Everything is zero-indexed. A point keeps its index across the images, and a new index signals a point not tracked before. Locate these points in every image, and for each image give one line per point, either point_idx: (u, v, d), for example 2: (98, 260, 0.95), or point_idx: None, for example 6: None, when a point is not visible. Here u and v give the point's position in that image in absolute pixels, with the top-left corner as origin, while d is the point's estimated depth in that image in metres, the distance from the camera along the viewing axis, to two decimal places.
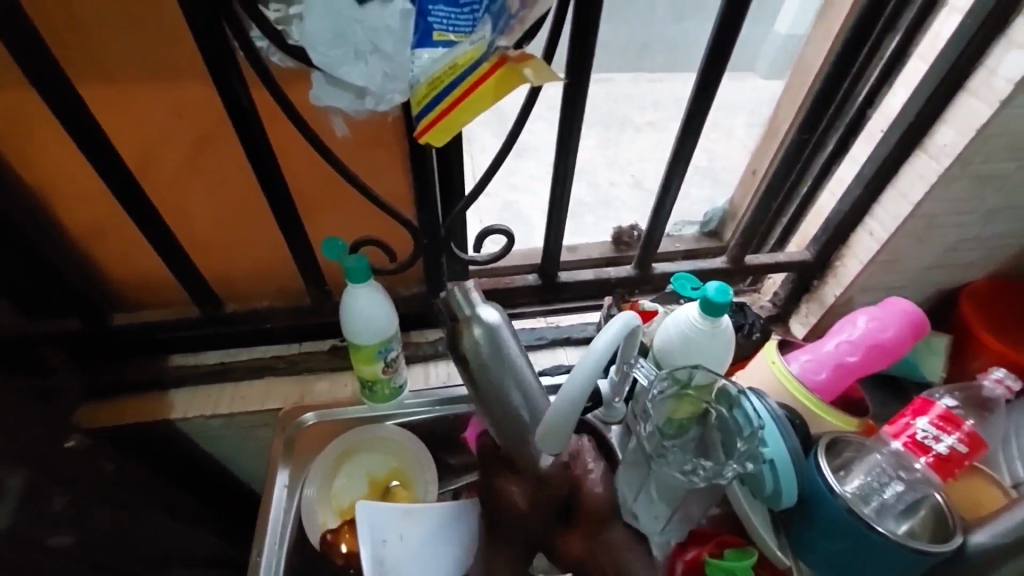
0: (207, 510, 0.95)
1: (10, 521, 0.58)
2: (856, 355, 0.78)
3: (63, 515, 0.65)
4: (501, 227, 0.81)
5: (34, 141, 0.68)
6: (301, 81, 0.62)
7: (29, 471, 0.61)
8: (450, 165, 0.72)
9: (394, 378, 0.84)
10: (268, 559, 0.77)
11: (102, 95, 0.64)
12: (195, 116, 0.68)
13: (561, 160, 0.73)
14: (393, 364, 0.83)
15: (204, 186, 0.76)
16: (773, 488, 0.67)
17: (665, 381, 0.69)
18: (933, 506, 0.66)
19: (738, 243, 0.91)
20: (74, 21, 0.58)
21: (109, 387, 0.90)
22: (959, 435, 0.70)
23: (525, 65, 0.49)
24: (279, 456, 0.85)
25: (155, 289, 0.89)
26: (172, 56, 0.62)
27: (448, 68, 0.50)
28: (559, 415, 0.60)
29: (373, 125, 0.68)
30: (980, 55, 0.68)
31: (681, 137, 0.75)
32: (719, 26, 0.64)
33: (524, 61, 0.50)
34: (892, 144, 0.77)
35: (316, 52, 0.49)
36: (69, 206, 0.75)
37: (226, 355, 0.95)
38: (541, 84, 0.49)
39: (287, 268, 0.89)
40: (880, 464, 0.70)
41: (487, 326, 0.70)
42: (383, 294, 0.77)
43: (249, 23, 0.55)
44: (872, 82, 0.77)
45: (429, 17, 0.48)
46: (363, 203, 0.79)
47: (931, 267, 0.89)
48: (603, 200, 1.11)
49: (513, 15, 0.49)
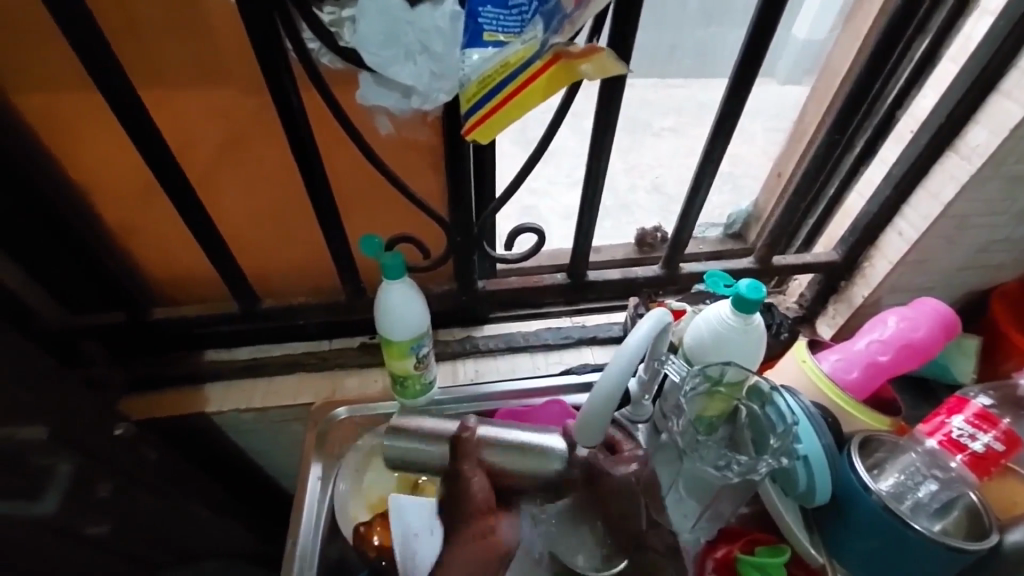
0: (238, 503, 0.98)
1: (63, 505, 0.60)
2: (887, 354, 0.77)
3: (108, 502, 0.67)
4: (532, 226, 0.83)
5: (93, 141, 0.71)
6: (347, 83, 0.65)
7: (77, 459, 0.63)
8: (484, 164, 0.74)
9: (426, 373, 0.86)
10: (303, 550, 0.79)
11: (161, 101, 0.68)
12: (246, 119, 0.71)
13: (592, 161, 0.75)
14: (426, 360, 0.85)
15: (247, 185, 0.79)
16: (807, 486, 0.67)
17: (697, 378, 0.70)
18: (969, 505, 0.66)
19: (765, 243, 0.92)
20: (140, 31, 0.61)
21: (147, 380, 0.92)
22: (996, 433, 0.66)
23: (587, 60, 0.50)
24: (311, 448, 0.88)
25: (195, 285, 0.91)
26: (227, 60, 0.65)
27: (500, 66, 0.51)
28: (594, 411, 0.62)
29: (412, 126, 0.70)
30: (1014, 55, 0.68)
31: (712, 139, 0.76)
32: (753, 29, 0.65)
33: (584, 56, 0.50)
34: (922, 144, 0.77)
35: (368, 53, 0.52)
36: (120, 204, 0.78)
37: (259, 350, 0.97)
38: (599, 79, 0.51)
39: (322, 265, 0.91)
40: (914, 463, 0.69)
41: (615, 354, 0.61)
42: (417, 293, 0.79)
43: (301, 25, 0.57)
44: (903, 82, 0.78)
45: (480, 18, 0.49)
46: (398, 200, 0.81)
47: (961, 268, 0.88)
48: (627, 203, 1.13)
49: (567, 15, 0.49)
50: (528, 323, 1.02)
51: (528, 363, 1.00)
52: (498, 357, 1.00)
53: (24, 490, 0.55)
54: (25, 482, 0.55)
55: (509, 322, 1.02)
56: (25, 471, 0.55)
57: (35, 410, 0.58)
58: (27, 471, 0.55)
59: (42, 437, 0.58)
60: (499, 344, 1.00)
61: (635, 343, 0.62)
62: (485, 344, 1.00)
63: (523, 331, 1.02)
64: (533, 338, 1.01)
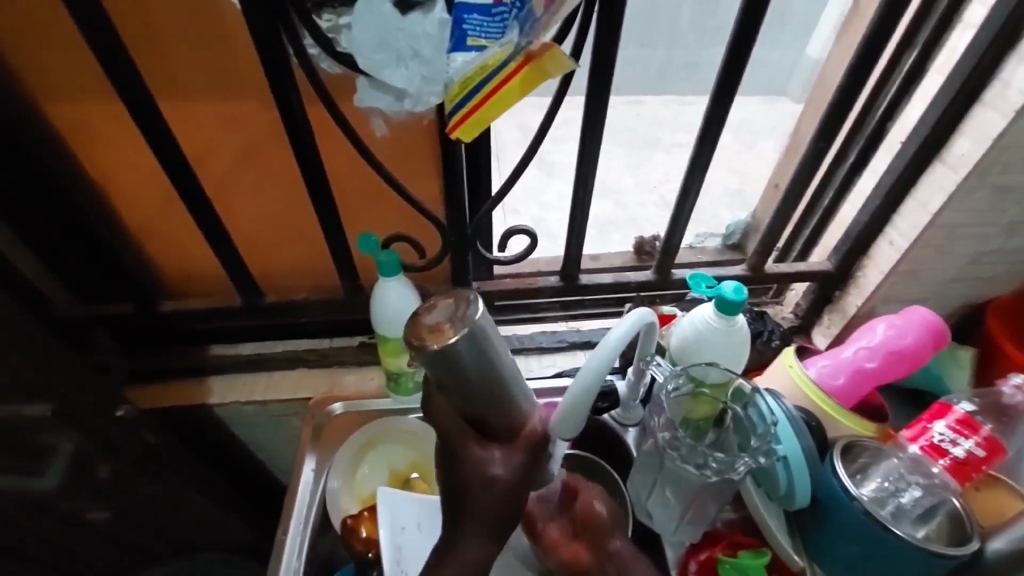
0: (236, 495, 1.00)
1: (65, 481, 0.64)
2: (874, 361, 0.78)
3: (107, 484, 0.71)
4: (524, 228, 0.84)
5: (106, 136, 0.75)
6: (345, 87, 0.68)
7: (80, 438, 0.67)
8: (476, 166, 0.78)
9: (420, 339, 0.44)
10: (293, 538, 0.80)
11: (175, 101, 0.72)
12: (251, 123, 0.75)
13: (581, 165, 0.77)
14: (444, 318, 0.44)
15: (253, 188, 0.83)
16: (786, 488, 0.68)
17: (680, 378, 0.71)
18: (951, 511, 0.67)
19: (757, 250, 0.92)
20: (158, 37, 0.66)
21: (155, 370, 0.96)
22: (977, 439, 0.70)
23: (548, 58, 0.54)
24: (307, 442, 0.90)
25: (203, 280, 0.95)
26: (235, 66, 0.69)
27: (478, 69, 0.56)
28: (576, 399, 0.62)
29: (407, 128, 0.74)
30: (995, 68, 0.69)
31: (699, 146, 0.78)
32: (733, 42, 0.68)
33: (545, 53, 0.54)
34: (909, 154, 0.78)
35: (362, 57, 0.56)
36: (133, 203, 0.83)
37: (262, 347, 1.01)
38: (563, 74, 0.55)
39: (325, 264, 0.94)
40: (898, 469, 0.72)
41: (603, 344, 0.62)
42: (412, 289, 0.81)
43: (303, 32, 0.61)
44: (891, 95, 0.79)
45: (464, 25, 0.53)
46: (395, 200, 0.84)
47: (955, 279, 0.88)
48: (638, 222, 1.17)
49: (537, 19, 0.53)
50: (525, 326, 1.05)
51: (523, 365, 1.01)
52: None
53: (23, 462, 0.58)
54: (25, 456, 0.58)
55: (505, 325, 1.04)
56: (28, 444, 0.59)
57: (40, 387, 0.61)
58: (31, 445, 0.59)
59: (47, 413, 0.62)
60: None
61: (623, 333, 0.63)
62: None
63: (519, 335, 1.03)
64: (528, 341, 1.02)
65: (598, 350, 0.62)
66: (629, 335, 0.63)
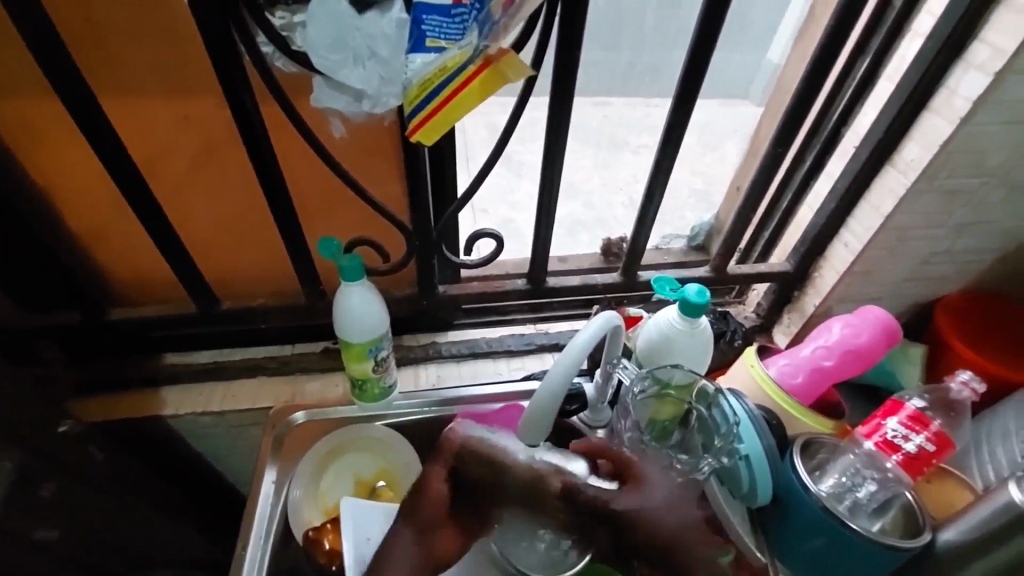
0: (193, 507, 0.95)
1: (4, 505, 0.59)
2: (831, 360, 0.80)
3: (51, 504, 0.66)
4: (491, 231, 0.84)
5: (45, 139, 0.71)
6: (302, 86, 0.66)
7: (24, 455, 0.63)
8: (440, 169, 0.76)
9: (277, 425, 0.87)
10: (253, 555, 0.77)
11: (119, 102, 0.68)
12: (203, 125, 0.72)
13: (546, 167, 0.76)
14: (273, 425, 0.88)
15: (207, 191, 0.79)
16: (749, 487, 0.70)
17: (646, 380, 0.72)
18: (904, 504, 0.71)
19: (719, 252, 0.93)
20: (101, 35, 0.63)
21: (106, 381, 0.92)
22: (928, 434, 0.72)
23: (506, 63, 0.54)
24: (267, 454, 0.86)
25: (155, 287, 0.91)
26: (185, 66, 0.66)
27: (438, 70, 0.55)
28: (545, 402, 0.62)
29: (369, 129, 0.72)
30: (941, 76, 0.72)
31: (662, 149, 0.79)
32: (694, 49, 0.69)
33: (503, 58, 0.54)
34: (863, 159, 0.81)
35: (317, 56, 0.54)
36: (76, 206, 0.79)
37: (219, 354, 0.97)
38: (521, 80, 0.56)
39: (284, 268, 0.91)
40: (853, 464, 0.75)
41: (571, 347, 0.62)
42: (376, 295, 0.79)
43: (256, 30, 0.59)
44: (844, 102, 0.82)
45: (423, 25, 0.52)
46: (356, 202, 0.82)
47: (906, 279, 0.92)
48: (606, 223, 1.18)
49: (496, 22, 0.52)
50: (492, 329, 1.04)
51: (491, 368, 1.00)
52: (461, 363, 1.01)
53: None
54: None
55: (473, 328, 1.03)
56: None
57: None
58: None
59: None
60: (462, 349, 1.01)
61: (591, 335, 0.63)
62: (448, 349, 1.00)
63: (487, 338, 1.03)
64: (496, 344, 1.02)
65: (567, 353, 0.61)
66: (595, 336, 0.63)
